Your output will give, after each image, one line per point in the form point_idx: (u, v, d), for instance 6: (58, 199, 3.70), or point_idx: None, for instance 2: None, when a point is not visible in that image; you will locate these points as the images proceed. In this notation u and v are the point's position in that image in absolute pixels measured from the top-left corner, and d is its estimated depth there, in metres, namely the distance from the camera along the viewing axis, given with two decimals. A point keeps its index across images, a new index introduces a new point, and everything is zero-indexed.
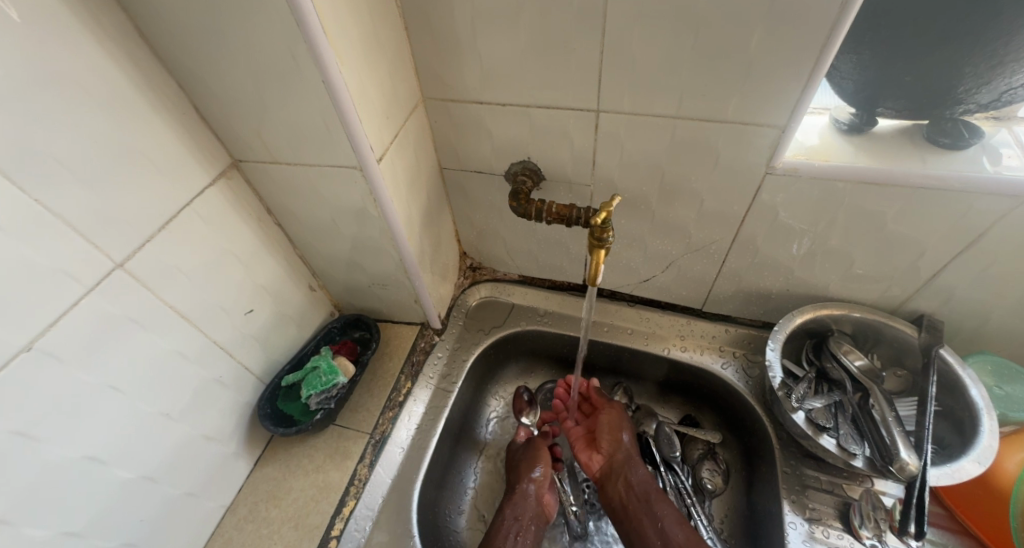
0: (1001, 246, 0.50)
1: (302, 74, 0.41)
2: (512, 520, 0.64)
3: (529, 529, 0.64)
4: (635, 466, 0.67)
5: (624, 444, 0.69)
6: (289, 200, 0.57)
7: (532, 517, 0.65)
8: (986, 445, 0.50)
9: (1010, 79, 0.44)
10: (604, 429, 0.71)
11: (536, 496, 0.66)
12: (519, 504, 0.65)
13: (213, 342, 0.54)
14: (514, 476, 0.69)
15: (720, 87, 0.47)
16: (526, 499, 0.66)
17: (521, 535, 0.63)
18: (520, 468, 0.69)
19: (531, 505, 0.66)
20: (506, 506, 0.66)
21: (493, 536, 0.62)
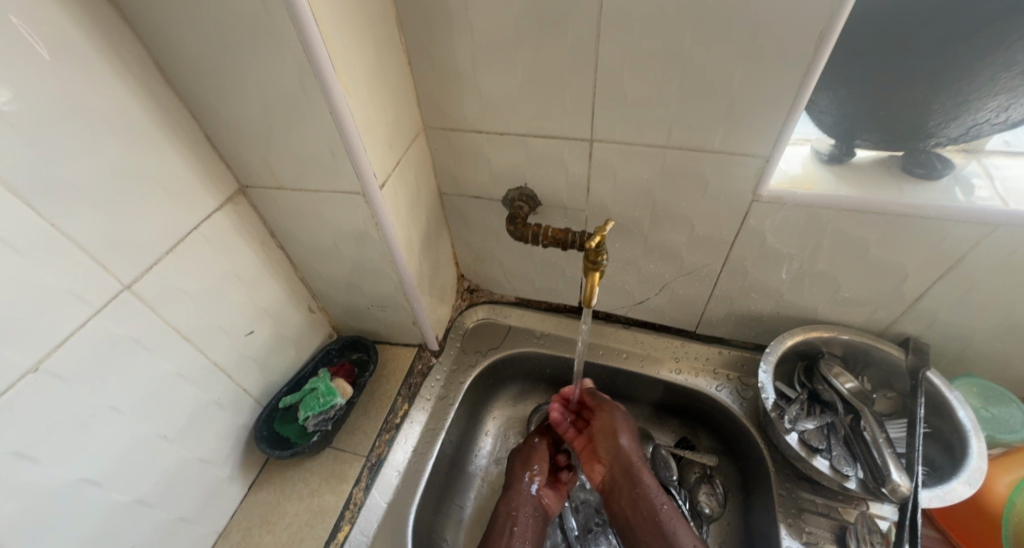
0: (979, 271, 0.52)
1: (311, 105, 0.43)
2: (507, 516, 0.65)
3: (524, 522, 0.65)
4: (643, 480, 0.64)
5: (627, 456, 0.66)
6: (293, 223, 0.58)
7: (529, 512, 0.66)
8: (975, 467, 0.51)
9: (975, 115, 0.47)
10: (603, 439, 0.69)
11: (532, 492, 0.68)
12: (515, 501, 0.66)
13: (214, 363, 0.54)
14: (510, 478, 0.70)
15: (706, 119, 0.50)
16: (521, 498, 0.66)
17: (515, 530, 0.63)
18: (517, 468, 0.70)
19: (528, 502, 0.66)
20: (501, 503, 0.67)
21: (489, 535, 0.63)
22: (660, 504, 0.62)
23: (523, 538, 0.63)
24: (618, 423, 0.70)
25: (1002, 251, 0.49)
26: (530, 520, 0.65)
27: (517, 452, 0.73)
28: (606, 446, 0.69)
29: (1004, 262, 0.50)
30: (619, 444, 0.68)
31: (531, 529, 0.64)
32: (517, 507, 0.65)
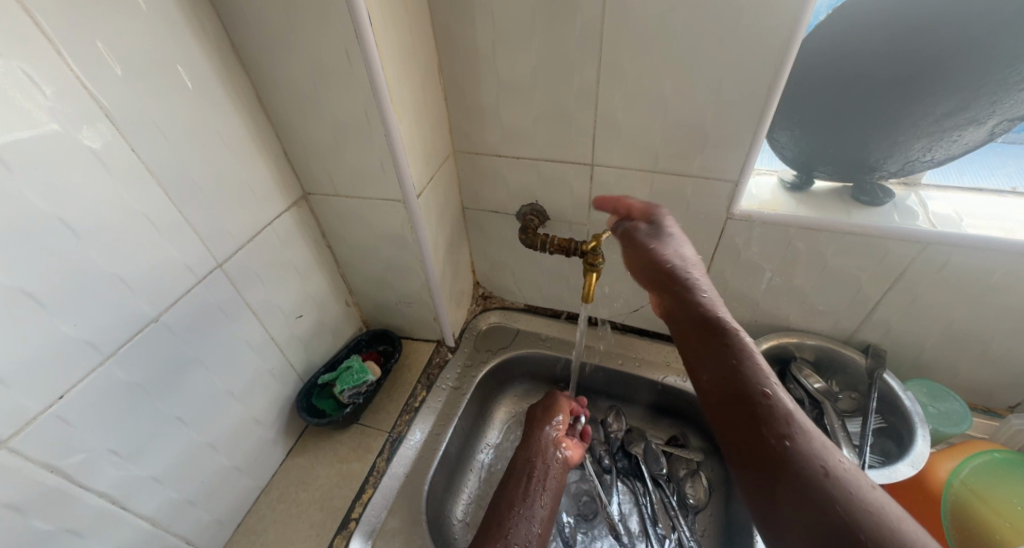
0: (920, 283, 0.61)
1: (371, 127, 0.55)
2: (525, 464, 0.71)
3: (543, 466, 0.71)
4: (706, 322, 0.47)
5: (684, 289, 0.49)
6: (341, 225, 0.70)
7: (546, 458, 0.72)
8: (919, 451, 0.58)
9: (907, 154, 0.57)
10: (640, 271, 0.53)
11: (549, 441, 0.74)
12: (534, 450, 0.73)
13: (271, 337, 0.65)
14: (530, 429, 0.77)
15: (686, 150, 0.61)
16: (540, 446, 0.73)
17: (534, 475, 0.70)
18: (535, 422, 0.78)
19: (547, 449, 0.73)
20: (521, 452, 0.74)
21: (510, 480, 0.70)
22: (738, 366, 0.44)
23: (539, 483, 0.69)
24: (661, 249, 0.52)
25: (938, 265, 0.58)
26: (549, 466, 0.71)
27: (537, 407, 0.81)
28: (647, 278, 0.52)
29: (940, 275, 0.59)
30: (666, 276, 0.50)
31: (549, 475, 0.70)
32: (536, 455, 0.72)
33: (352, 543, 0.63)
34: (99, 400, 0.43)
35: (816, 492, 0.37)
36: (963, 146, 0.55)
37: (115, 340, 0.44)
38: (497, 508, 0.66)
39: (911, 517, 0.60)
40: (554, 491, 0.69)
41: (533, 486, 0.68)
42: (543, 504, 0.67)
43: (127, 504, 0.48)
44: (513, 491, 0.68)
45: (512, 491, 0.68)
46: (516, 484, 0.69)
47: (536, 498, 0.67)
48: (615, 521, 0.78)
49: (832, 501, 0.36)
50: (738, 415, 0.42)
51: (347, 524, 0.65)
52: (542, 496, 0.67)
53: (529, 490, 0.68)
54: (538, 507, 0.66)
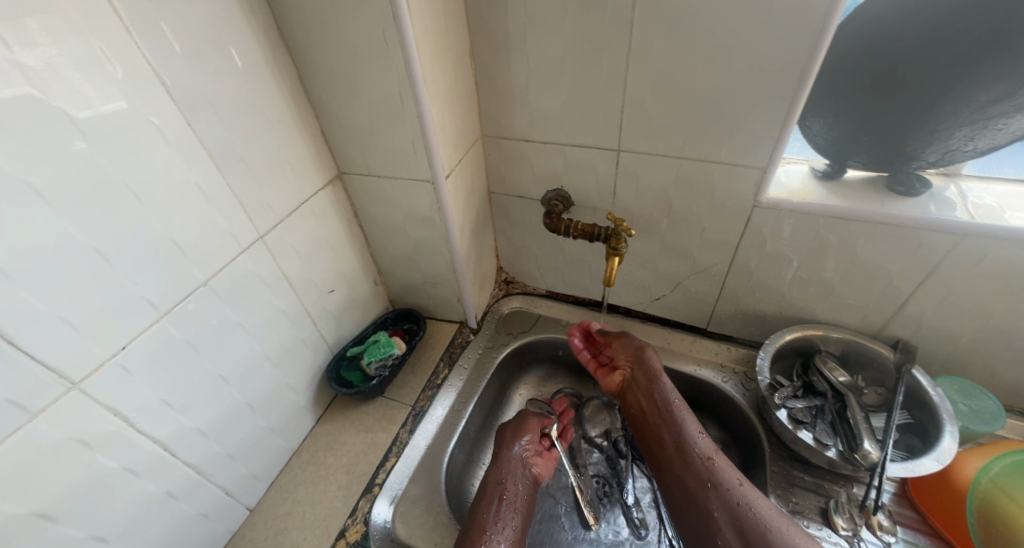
0: (955, 276, 0.59)
1: (404, 108, 0.57)
2: (496, 485, 0.68)
3: (513, 488, 0.68)
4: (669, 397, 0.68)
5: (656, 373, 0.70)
6: (373, 206, 0.73)
7: (516, 479, 0.69)
8: (945, 447, 0.57)
9: (947, 143, 0.55)
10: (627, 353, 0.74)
11: (520, 459, 0.71)
12: (504, 469, 0.70)
13: (306, 310, 0.68)
14: (499, 448, 0.74)
15: (713, 137, 0.61)
16: (510, 465, 0.70)
17: (504, 498, 0.67)
18: (505, 438, 0.74)
19: (517, 469, 0.70)
20: (490, 472, 0.70)
21: (480, 502, 0.66)
22: (693, 429, 0.66)
23: (510, 506, 0.66)
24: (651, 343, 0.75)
25: (975, 259, 0.57)
26: (519, 487, 0.69)
27: (507, 423, 0.77)
28: (629, 357, 0.74)
29: (977, 269, 0.57)
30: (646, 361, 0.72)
31: (518, 496, 0.67)
32: (506, 476, 0.69)
33: (377, 506, 0.66)
34: (153, 357, 0.47)
35: (738, 499, 0.59)
36: (1008, 135, 0.52)
37: (170, 301, 0.48)
38: (467, 532, 0.62)
39: (934, 512, 0.59)
40: (524, 514, 0.66)
41: (504, 511, 0.65)
42: (513, 528, 0.64)
43: (177, 452, 0.52)
44: (484, 515, 0.64)
45: (483, 515, 0.64)
46: (486, 507, 0.65)
47: (507, 524, 0.63)
48: (630, 502, 0.78)
49: (751, 510, 0.57)
50: (708, 470, 0.62)
51: (371, 489, 0.68)
52: (512, 519, 0.64)
53: (500, 514, 0.64)
54: (508, 530, 0.63)
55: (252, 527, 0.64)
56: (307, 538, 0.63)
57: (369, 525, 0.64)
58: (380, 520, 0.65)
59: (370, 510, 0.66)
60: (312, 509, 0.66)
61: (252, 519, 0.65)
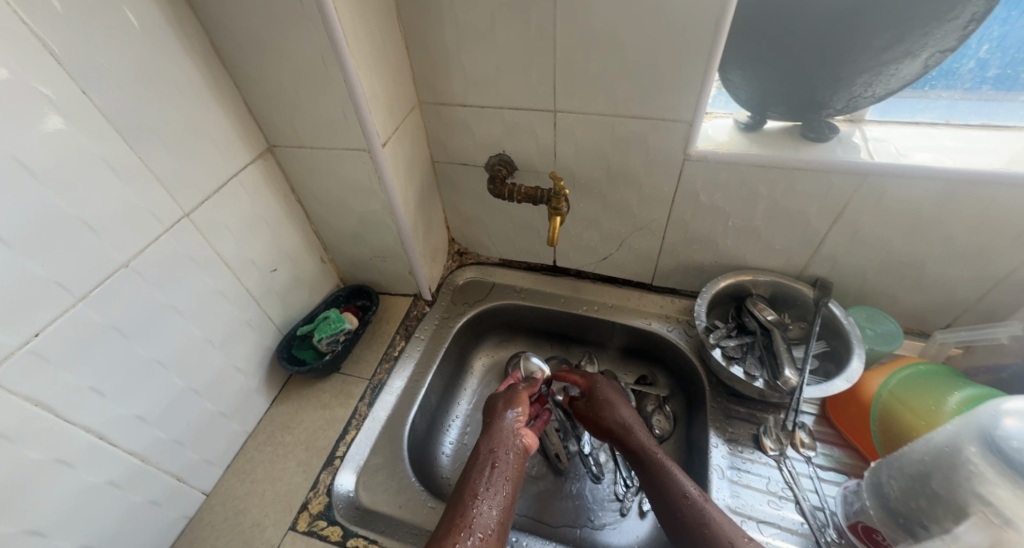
0: (861, 215, 0.65)
1: (329, 71, 0.55)
2: (487, 453, 0.62)
3: (505, 457, 0.62)
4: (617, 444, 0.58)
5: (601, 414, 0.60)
6: (309, 180, 0.71)
7: (509, 448, 0.63)
8: (853, 368, 0.63)
9: (850, 90, 0.59)
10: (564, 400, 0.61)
11: (512, 429, 0.66)
12: (497, 439, 0.64)
13: (247, 290, 0.66)
14: (491, 420, 0.69)
15: (642, 93, 0.63)
16: (501, 434, 0.65)
17: (496, 466, 0.60)
18: (497, 409, 0.70)
19: (510, 438, 0.64)
20: (483, 441, 0.64)
21: (470, 471, 0.60)
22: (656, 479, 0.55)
23: (502, 474, 0.60)
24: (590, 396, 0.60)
25: (876, 197, 0.62)
26: (511, 456, 0.62)
27: (499, 396, 0.73)
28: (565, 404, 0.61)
29: (878, 206, 0.63)
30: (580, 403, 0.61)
31: (510, 465, 0.61)
32: (498, 444, 0.63)
33: (340, 477, 0.67)
34: (75, 342, 0.45)
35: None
36: (901, 80, 0.57)
37: (86, 283, 0.45)
38: (456, 499, 0.57)
39: (845, 425, 0.66)
40: (516, 484, 0.60)
41: (496, 477, 0.59)
42: (506, 497, 0.58)
43: (115, 441, 0.51)
44: (473, 482, 0.59)
45: (473, 484, 0.58)
46: (476, 474, 0.59)
47: (498, 490, 0.58)
48: (586, 451, 0.81)
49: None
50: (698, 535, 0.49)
51: (333, 461, 0.68)
52: (504, 488, 0.58)
53: (490, 480, 0.58)
54: (500, 498, 0.57)
55: (210, 510, 0.63)
56: (269, 515, 0.63)
57: (333, 495, 0.65)
58: (343, 489, 0.66)
59: (333, 482, 0.66)
60: (273, 486, 0.66)
61: (209, 503, 0.64)
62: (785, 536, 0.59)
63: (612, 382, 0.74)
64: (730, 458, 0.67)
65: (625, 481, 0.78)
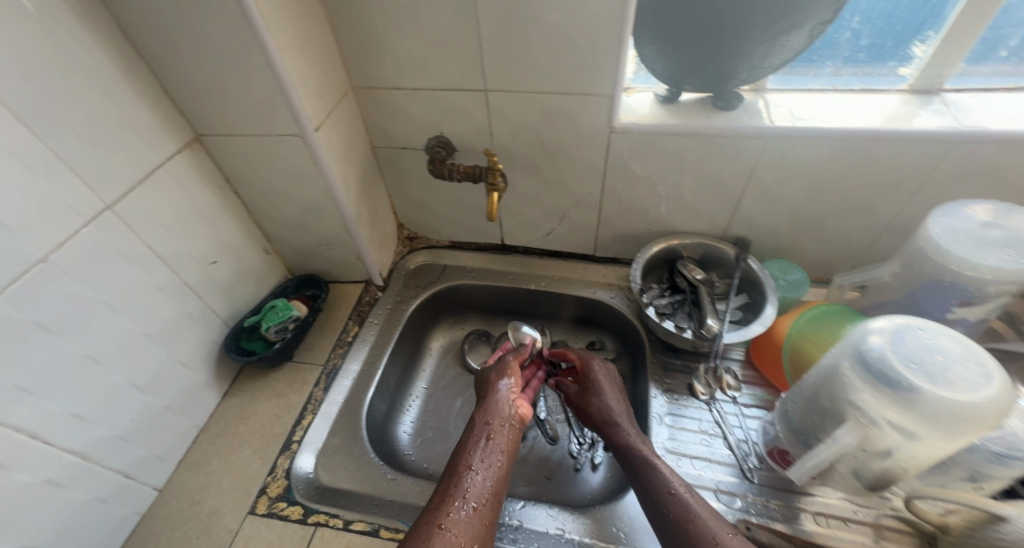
0: (768, 176, 0.72)
1: (249, 53, 0.55)
2: (482, 426, 0.61)
3: (499, 429, 0.60)
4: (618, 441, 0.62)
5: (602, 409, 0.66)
6: (243, 168, 0.70)
7: (503, 419, 0.61)
8: (768, 313, 0.71)
9: (750, 61, 0.65)
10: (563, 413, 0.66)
11: (507, 401, 0.64)
12: (490, 410, 0.62)
13: (185, 283, 0.66)
14: (484, 392, 0.67)
15: (565, 70, 0.66)
16: (495, 405, 0.63)
17: (491, 438, 0.59)
18: (490, 380, 0.68)
19: (503, 408, 0.63)
20: (477, 414, 0.63)
21: (465, 442, 0.59)
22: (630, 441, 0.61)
23: (496, 446, 0.58)
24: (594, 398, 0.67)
25: (778, 158, 0.69)
26: (506, 427, 0.61)
27: (491, 368, 0.71)
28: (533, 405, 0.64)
29: (782, 167, 0.70)
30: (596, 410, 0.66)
31: (504, 436, 0.60)
32: (492, 416, 0.62)
33: (298, 460, 0.68)
34: None
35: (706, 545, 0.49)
36: (792, 50, 0.63)
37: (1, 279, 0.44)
38: (451, 469, 0.56)
39: (766, 366, 0.74)
40: (512, 454, 0.59)
41: (489, 448, 0.58)
42: (499, 468, 0.56)
43: (49, 439, 0.50)
44: (467, 453, 0.57)
45: (467, 454, 0.57)
46: (469, 446, 0.58)
47: (490, 461, 0.56)
48: (542, 416, 0.85)
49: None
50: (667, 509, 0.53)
51: (290, 446, 0.69)
52: (497, 459, 0.57)
53: (483, 451, 0.57)
54: (492, 469, 0.56)
55: (163, 504, 0.63)
56: (226, 503, 0.64)
57: (291, 477, 0.66)
58: (302, 471, 0.67)
59: (291, 465, 0.67)
60: (228, 475, 0.66)
61: (162, 498, 0.64)
62: (715, 468, 0.65)
63: (607, 366, 0.71)
64: (668, 406, 0.73)
65: (579, 440, 0.83)
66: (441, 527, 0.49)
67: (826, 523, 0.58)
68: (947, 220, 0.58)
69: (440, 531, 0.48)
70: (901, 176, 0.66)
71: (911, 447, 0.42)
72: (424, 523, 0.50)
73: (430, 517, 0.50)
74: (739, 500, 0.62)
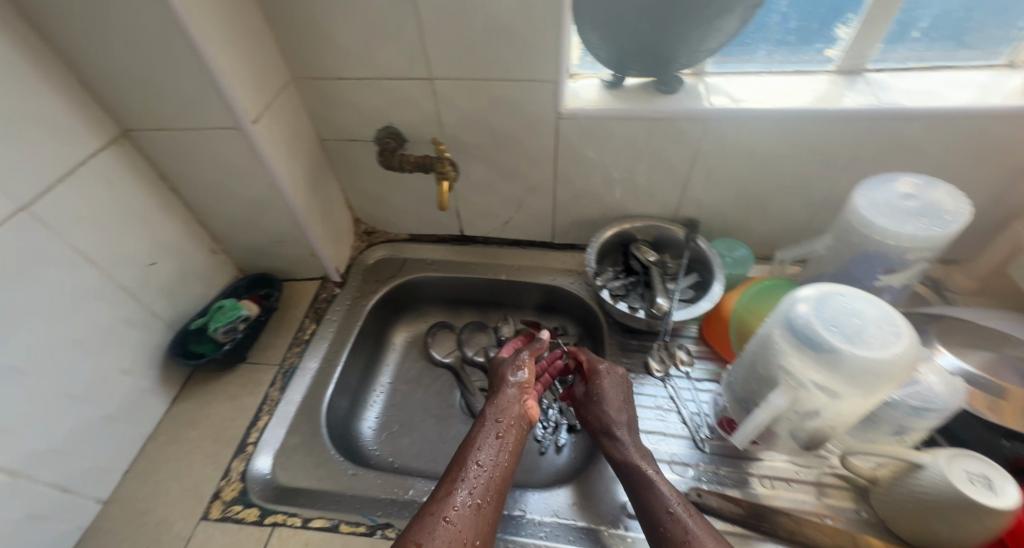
0: (711, 158, 0.74)
1: (170, 39, 0.52)
2: (495, 422, 0.61)
3: (508, 427, 0.61)
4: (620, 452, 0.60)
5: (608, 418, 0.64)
6: (179, 165, 0.67)
7: (512, 419, 0.62)
8: (715, 290, 0.73)
9: (688, 46, 0.65)
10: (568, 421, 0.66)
11: (517, 398, 0.65)
12: (501, 407, 0.63)
13: (120, 286, 0.63)
14: (496, 387, 0.68)
15: (508, 56, 0.66)
16: (505, 403, 0.64)
17: (500, 435, 0.59)
18: (504, 376, 0.69)
19: (514, 407, 0.64)
20: (490, 408, 0.64)
21: (475, 434, 0.60)
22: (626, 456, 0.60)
23: (503, 444, 0.59)
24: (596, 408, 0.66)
25: (719, 139, 0.71)
26: (514, 425, 0.62)
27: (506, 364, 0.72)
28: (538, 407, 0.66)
29: (723, 148, 0.72)
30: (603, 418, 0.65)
31: (511, 434, 0.60)
32: (503, 414, 0.62)
33: (255, 461, 0.66)
34: None
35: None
36: (727, 33, 0.64)
37: None
38: (458, 459, 0.57)
39: (716, 341, 0.76)
40: (517, 452, 0.59)
41: (496, 444, 0.58)
42: (503, 466, 0.57)
43: None
44: (475, 446, 0.58)
45: (476, 446, 0.58)
46: (479, 440, 0.58)
47: (496, 457, 0.57)
48: None
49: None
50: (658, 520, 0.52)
51: (245, 448, 0.68)
52: (502, 457, 0.57)
53: (490, 446, 0.58)
54: (497, 465, 0.56)
55: (110, 517, 0.61)
56: (177, 510, 0.62)
57: (248, 479, 0.64)
58: (259, 472, 0.65)
59: (247, 467, 0.66)
60: (180, 482, 0.64)
61: (108, 510, 0.61)
62: (670, 441, 0.67)
63: (613, 372, 0.69)
64: None
65: (544, 424, 0.83)
66: (447, 520, 0.49)
67: (771, 485, 0.61)
68: (870, 193, 0.62)
69: (445, 524, 0.48)
70: (832, 153, 0.69)
71: (835, 405, 0.46)
72: (429, 513, 0.50)
73: (436, 508, 0.50)
74: (692, 470, 0.64)
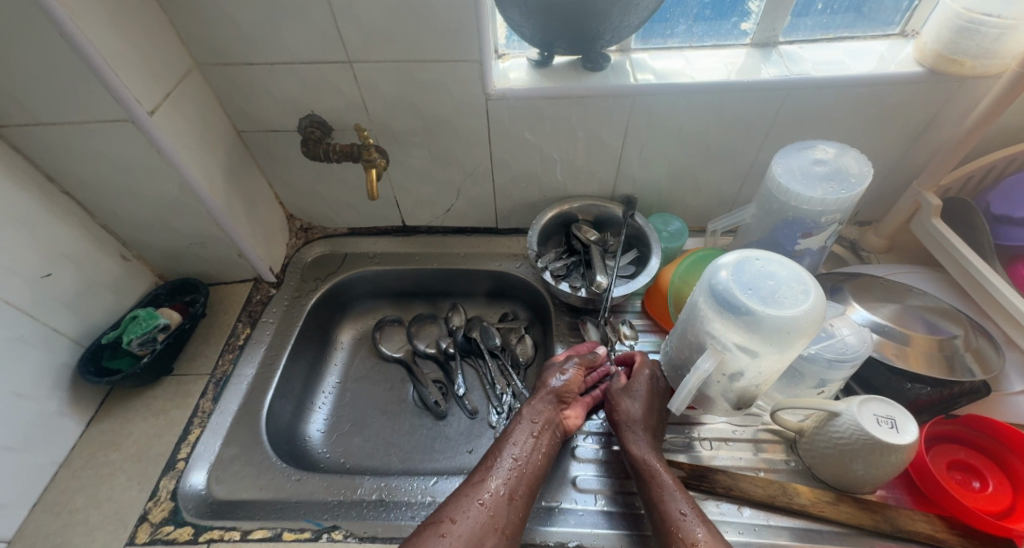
0: (641, 134, 0.75)
1: (30, 19, 0.46)
2: (531, 421, 0.59)
3: (545, 429, 0.59)
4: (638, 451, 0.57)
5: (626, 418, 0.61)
6: (70, 164, 0.61)
7: (550, 422, 0.60)
8: (653, 264, 0.75)
9: (609, 24, 0.65)
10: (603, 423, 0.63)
11: (559, 398, 0.63)
12: (539, 405, 0.61)
13: (7, 303, 0.57)
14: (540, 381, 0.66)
15: (427, 36, 0.64)
16: (543, 403, 0.62)
17: (536, 433, 0.58)
18: (547, 371, 0.67)
19: (552, 410, 0.61)
20: (528, 402, 0.62)
21: (511, 428, 0.60)
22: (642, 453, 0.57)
23: (538, 444, 0.57)
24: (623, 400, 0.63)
25: (646, 116, 0.72)
26: (552, 429, 0.60)
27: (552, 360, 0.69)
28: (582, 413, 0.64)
29: (651, 125, 0.73)
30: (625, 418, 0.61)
31: (546, 436, 0.59)
32: (541, 415, 0.60)
33: (187, 478, 0.62)
34: None
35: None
36: (645, 11, 0.64)
37: None
38: (493, 447, 0.58)
39: (657, 312, 0.79)
40: (551, 453, 0.58)
41: (530, 443, 0.57)
42: (535, 466, 0.56)
43: None
44: (507, 440, 0.58)
45: (509, 439, 0.58)
46: (512, 435, 0.58)
47: (529, 455, 0.56)
48: (460, 393, 0.83)
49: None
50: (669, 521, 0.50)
51: (175, 465, 0.63)
52: (535, 458, 0.56)
53: (522, 442, 0.57)
54: (529, 463, 0.55)
55: None
56: (97, 538, 0.57)
57: (180, 497, 0.60)
58: (193, 488, 0.61)
59: (179, 484, 0.62)
60: (99, 508, 0.60)
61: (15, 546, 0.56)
62: None
63: (657, 379, 0.65)
64: None
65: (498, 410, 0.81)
66: (481, 504, 0.50)
67: (712, 446, 0.64)
68: (786, 160, 0.65)
69: (478, 506, 0.50)
70: (752, 124, 0.72)
71: (756, 363, 0.49)
72: (464, 494, 0.51)
73: (471, 491, 0.52)
74: None
